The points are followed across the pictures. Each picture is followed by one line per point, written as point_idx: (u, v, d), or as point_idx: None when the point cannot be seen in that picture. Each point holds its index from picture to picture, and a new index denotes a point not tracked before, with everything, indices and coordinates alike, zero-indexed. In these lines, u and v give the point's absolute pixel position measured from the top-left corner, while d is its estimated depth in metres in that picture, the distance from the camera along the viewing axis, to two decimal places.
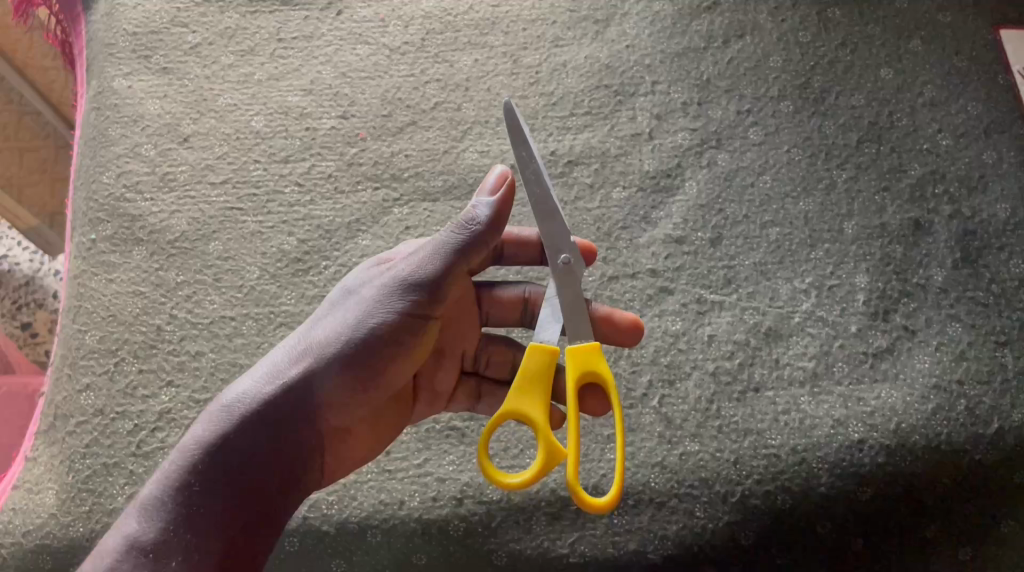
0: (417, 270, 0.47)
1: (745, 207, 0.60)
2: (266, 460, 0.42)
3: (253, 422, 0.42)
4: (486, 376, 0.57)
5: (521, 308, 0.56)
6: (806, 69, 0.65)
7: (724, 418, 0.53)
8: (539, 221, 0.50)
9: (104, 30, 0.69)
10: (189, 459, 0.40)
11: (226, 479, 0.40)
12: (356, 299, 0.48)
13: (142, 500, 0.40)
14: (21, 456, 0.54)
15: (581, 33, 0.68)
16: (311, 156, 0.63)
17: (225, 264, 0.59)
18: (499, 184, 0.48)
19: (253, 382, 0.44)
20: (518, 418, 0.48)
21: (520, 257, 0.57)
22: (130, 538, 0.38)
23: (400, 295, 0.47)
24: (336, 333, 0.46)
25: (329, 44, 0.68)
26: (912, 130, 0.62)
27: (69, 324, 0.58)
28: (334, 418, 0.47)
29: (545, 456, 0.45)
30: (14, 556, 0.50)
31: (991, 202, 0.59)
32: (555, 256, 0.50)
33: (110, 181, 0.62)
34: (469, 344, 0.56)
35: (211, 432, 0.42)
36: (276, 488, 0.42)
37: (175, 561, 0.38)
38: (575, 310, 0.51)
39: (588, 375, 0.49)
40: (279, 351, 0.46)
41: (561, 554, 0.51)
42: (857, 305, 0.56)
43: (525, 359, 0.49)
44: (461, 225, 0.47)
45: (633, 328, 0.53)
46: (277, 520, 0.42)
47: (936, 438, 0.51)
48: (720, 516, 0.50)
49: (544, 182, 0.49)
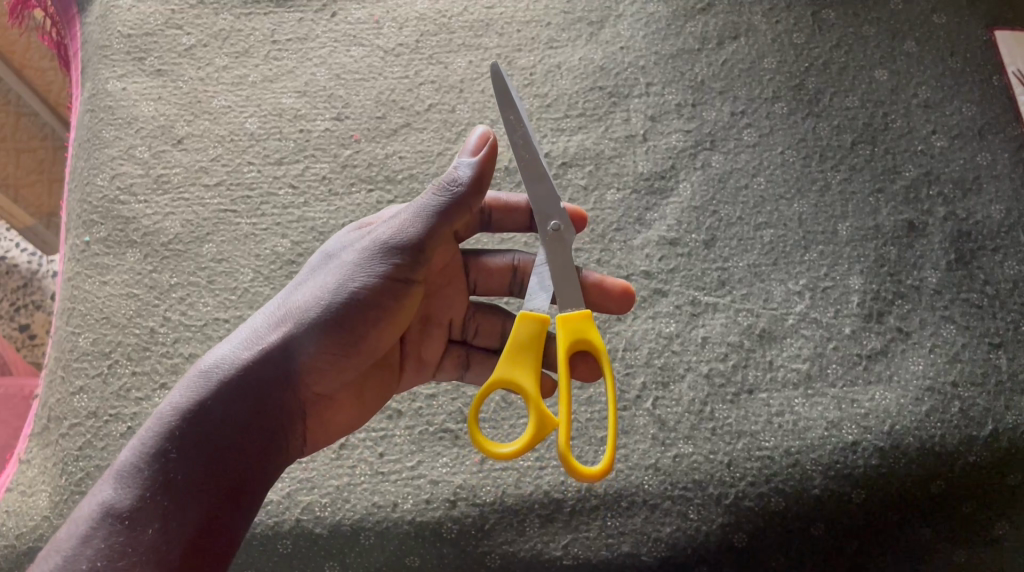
0: (398, 233, 0.47)
1: (739, 209, 0.60)
2: (245, 426, 0.42)
3: (231, 387, 0.42)
4: (474, 345, 0.58)
5: (510, 277, 0.56)
6: (801, 71, 0.65)
7: (718, 420, 0.52)
8: (528, 185, 0.50)
9: (99, 32, 0.69)
10: (166, 425, 0.40)
11: (203, 446, 0.40)
12: (336, 264, 0.48)
13: (117, 467, 0.39)
14: (15, 458, 0.54)
15: (575, 34, 0.68)
16: (305, 158, 0.63)
17: (219, 266, 0.59)
18: (481, 144, 0.48)
19: (232, 348, 0.44)
20: (509, 386, 0.48)
21: (507, 223, 0.57)
22: (105, 505, 0.38)
23: (381, 259, 0.46)
24: (316, 298, 0.46)
25: (323, 46, 0.68)
26: (906, 132, 0.62)
27: (63, 326, 0.58)
28: (315, 384, 0.46)
29: (537, 426, 0.46)
30: (7, 559, 0.50)
31: (985, 203, 0.59)
32: (545, 222, 0.50)
33: (104, 183, 0.62)
34: (457, 312, 0.56)
35: (188, 398, 0.41)
36: (256, 454, 0.42)
37: (152, 528, 0.37)
38: (566, 276, 0.50)
39: (580, 344, 0.48)
40: (259, 317, 0.46)
41: (554, 556, 0.50)
42: (851, 307, 0.56)
43: (515, 326, 0.49)
44: (443, 187, 0.47)
45: (624, 294, 0.53)
46: (257, 487, 0.42)
47: (930, 440, 0.51)
48: (714, 519, 0.50)
49: (532, 148, 0.49)
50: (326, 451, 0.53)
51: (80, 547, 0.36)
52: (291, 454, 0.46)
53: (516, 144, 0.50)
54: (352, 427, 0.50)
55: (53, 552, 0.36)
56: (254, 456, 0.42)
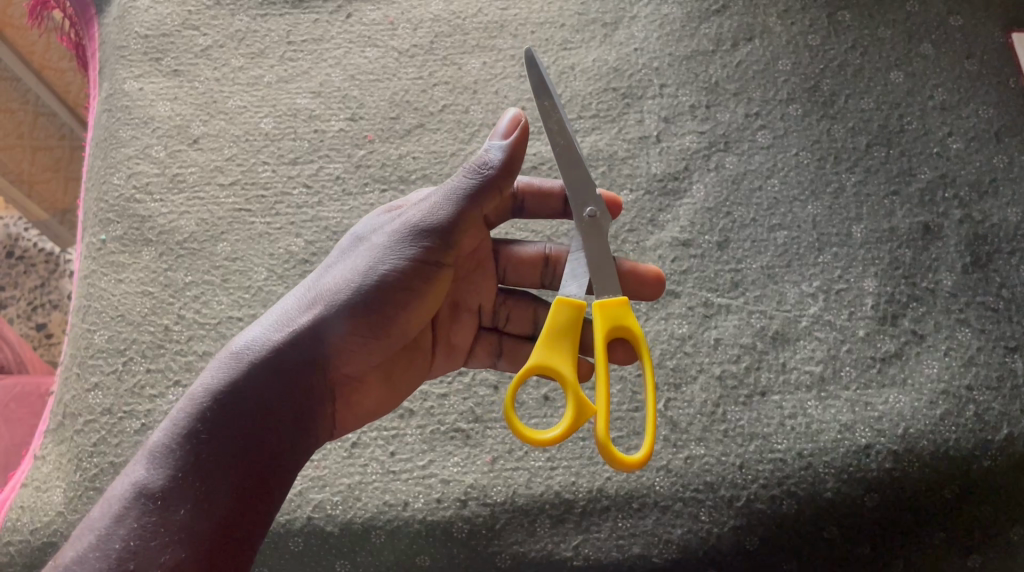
0: (428, 217, 0.47)
1: (753, 211, 0.60)
2: (276, 406, 0.42)
3: (263, 368, 0.42)
4: (507, 333, 0.57)
5: (542, 267, 0.56)
6: (816, 73, 0.65)
7: (730, 422, 0.52)
8: (563, 171, 0.49)
9: (116, 33, 0.70)
10: (198, 406, 0.40)
11: (236, 426, 0.40)
12: (366, 247, 0.48)
13: (150, 448, 0.39)
14: (30, 454, 0.55)
15: (589, 36, 0.68)
16: (319, 158, 0.64)
17: (234, 265, 0.60)
18: (512, 127, 0.47)
19: (263, 330, 0.44)
20: (547, 371, 0.48)
21: (540, 209, 0.56)
22: (137, 485, 0.38)
23: (410, 243, 0.46)
24: (347, 281, 0.46)
25: (338, 47, 0.69)
26: (922, 134, 0.62)
27: (78, 323, 0.58)
28: (343, 366, 0.47)
29: (576, 411, 0.45)
30: (23, 553, 0.50)
31: (1002, 206, 0.59)
32: (580, 208, 0.49)
33: (120, 182, 0.63)
34: (486, 299, 0.56)
35: (220, 380, 0.41)
36: (287, 435, 0.42)
37: (184, 509, 0.37)
38: (601, 264, 0.50)
39: (617, 330, 0.48)
40: (291, 300, 0.46)
41: (565, 557, 0.51)
42: (865, 310, 0.55)
43: (553, 314, 0.49)
44: (473, 169, 0.47)
45: (656, 280, 0.53)
46: (286, 468, 0.42)
47: (944, 445, 0.50)
48: (726, 521, 0.50)
49: (567, 133, 0.49)
50: (338, 450, 0.53)
51: (113, 526, 0.36)
52: (320, 434, 0.46)
53: (551, 130, 0.49)
54: (378, 411, 0.51)
55: (86, 532, 0.36)
56: (284, 436, 0.42)
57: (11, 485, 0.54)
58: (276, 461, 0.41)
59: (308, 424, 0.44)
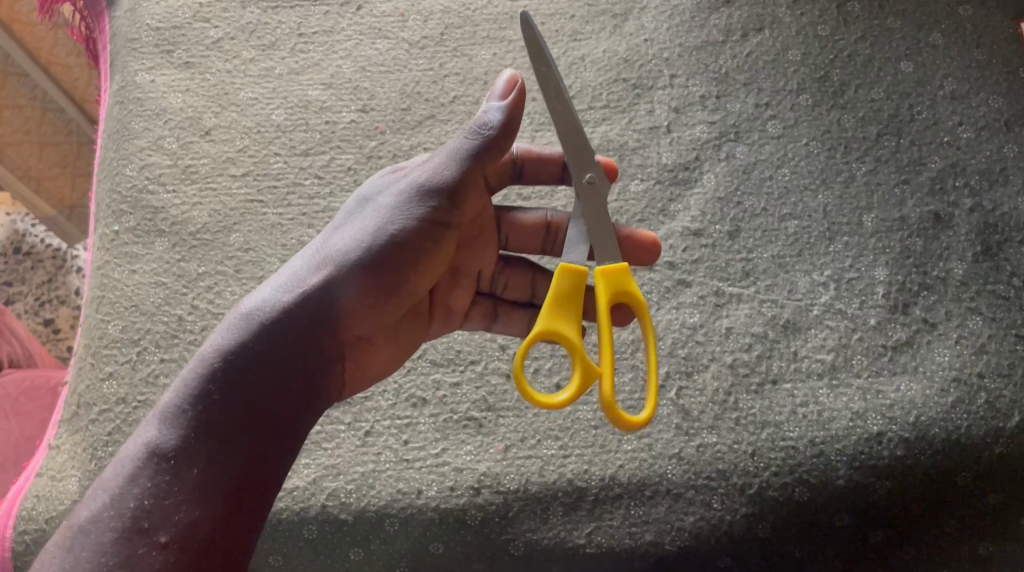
0: (434, 176, 0.48)
1: (763, 200, 0.60)
2: (287, 366, 0.42)
3: (273, 329, 0.42)
4: (503, 298, 0.58)
5: (543, 234, 0.56)
6: (826, 63, 0.65)
7: (742, 410, 0.53)
8: (562, 138, 0.49)
9: (127, 26, 0.70)
10: (209, 367, 0.40)
11: (248, 385, 0.40)
12: (374, 210, 0.48)
13: (160, 409, 0.39)
14: (45, 443, 0.56)
15: (599, 27, 0.68)
16: (330, 149, 0.64)
17: (246, 256, 0.60)
18: (509, 89, 0.47)
19: (272, 291, 0.44)
20: (553, 336, 0.48)
21: (539, 175, 0.56)
22: (150, 445, 0.38)
23: (417, 203, 0.47)
24: (355, 242, 0.46)
25: (349, 39, 0.69)
26: (932, 123, 0.62)
27: (93, 314, 0.59)
28: (353, 328, 0.47)
29: (583, 375, 0.46)
30: (38, 541, 0.51)
31: (1012, 195, 0.59)
32: (580, 175, 0.49)
33: (133, 174, 0.63)
34: (486, 266, 0.56)
35: (231, 340, 0.41)
36: (298, 394, 0.42)
37: (198, 468, 0.37)
38: (600, 230, 0.50)
39: (619, 296, 0.48)
40: (298, 262, 0.46)
41: (577, 544, 0.51)
42: (876, 298, 0.56)
43: (555, 281, 0.49)
44: (473, 131, 0.48)
45: (653, 246, 0.54)
46: (297, 427, 0.42)
47: (956, 432, 0.50)
48: (738, 509, 0.50)
49: (566, 100, 0.48)
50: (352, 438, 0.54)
51: (127, 486, 0.36)
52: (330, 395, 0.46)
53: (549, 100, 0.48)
54: (384, 374, 0.51)
55: (100, 492, 0.36)
56: (295, 395, 0.42)
57: (26, 475, 0.54)
58: (288, 420, 0.41)
59: (318, 384, 0.44)
